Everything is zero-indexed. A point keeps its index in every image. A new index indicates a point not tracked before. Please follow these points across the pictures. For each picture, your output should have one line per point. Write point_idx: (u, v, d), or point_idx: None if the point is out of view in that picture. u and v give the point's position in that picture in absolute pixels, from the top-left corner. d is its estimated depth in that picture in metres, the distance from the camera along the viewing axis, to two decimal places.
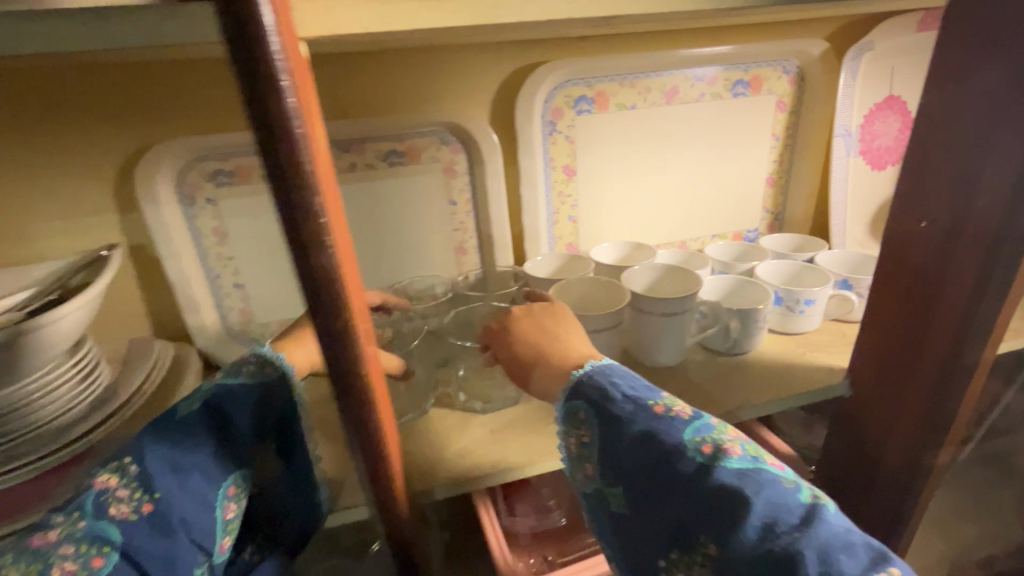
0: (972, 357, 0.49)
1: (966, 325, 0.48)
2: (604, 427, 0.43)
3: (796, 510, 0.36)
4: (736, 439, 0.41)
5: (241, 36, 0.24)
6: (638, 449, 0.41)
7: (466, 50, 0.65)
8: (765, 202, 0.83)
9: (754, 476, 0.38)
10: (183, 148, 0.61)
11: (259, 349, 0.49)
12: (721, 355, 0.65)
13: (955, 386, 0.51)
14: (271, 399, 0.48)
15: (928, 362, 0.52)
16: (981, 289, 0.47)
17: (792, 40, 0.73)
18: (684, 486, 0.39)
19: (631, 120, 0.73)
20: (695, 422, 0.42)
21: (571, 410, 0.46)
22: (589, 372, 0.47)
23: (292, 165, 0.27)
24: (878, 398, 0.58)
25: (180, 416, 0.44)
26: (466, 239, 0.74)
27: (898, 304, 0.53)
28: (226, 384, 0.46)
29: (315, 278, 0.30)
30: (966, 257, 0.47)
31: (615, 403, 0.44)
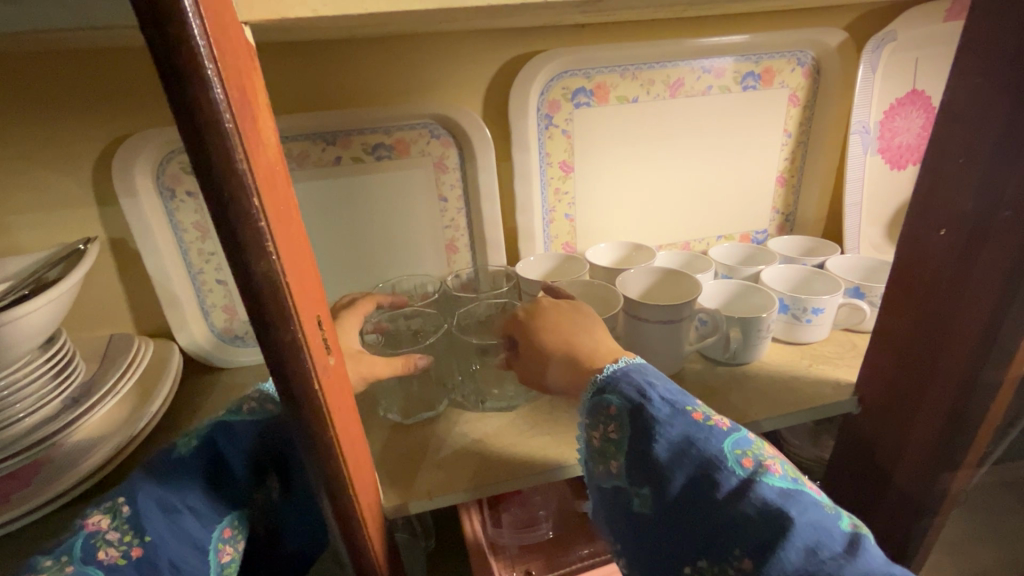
0: (993, 374, 0.45)
1: (997, 323, 0.43)
2: (637, 426, 0.40)
3: (840, 537, 0.33)
4: (776, 457, 0.38)
5: (154, 18, 0.21)
6: (674, 453, 0.38)
7: (456, 38, 0.61)
8: (775, 202, 0.79)
9: (797, 496, 0.35)
10: (161, 139, 0.59)
11: (261, 385, 0.48)
12: (720, 365, 0.62)
13: (979, 395, 0.47)
14: (272, 436, 0.45)
15: (943, 377, 0.48)
16: (1005, 302, 0.43)
17: (807, 29, 0.69)
18: (721, 499, 0.35)
19: (633, 113, 0.69)
20: (734, 434, 0.39)
21: (601, 403, 0.43)
22: (625, 368, 0.44)
23: (225, 164, 0.25)
24: (890, 403, 0.53)
25: (177, 453, 0.41)
26: (457, 236, 0.71)
27: (916, 309, 0.48)
28: (225, 421, 0.44)
29: (256, 285, 0.28)
30: (990, 266, 0.43)
31: (652, 402, 0.40)
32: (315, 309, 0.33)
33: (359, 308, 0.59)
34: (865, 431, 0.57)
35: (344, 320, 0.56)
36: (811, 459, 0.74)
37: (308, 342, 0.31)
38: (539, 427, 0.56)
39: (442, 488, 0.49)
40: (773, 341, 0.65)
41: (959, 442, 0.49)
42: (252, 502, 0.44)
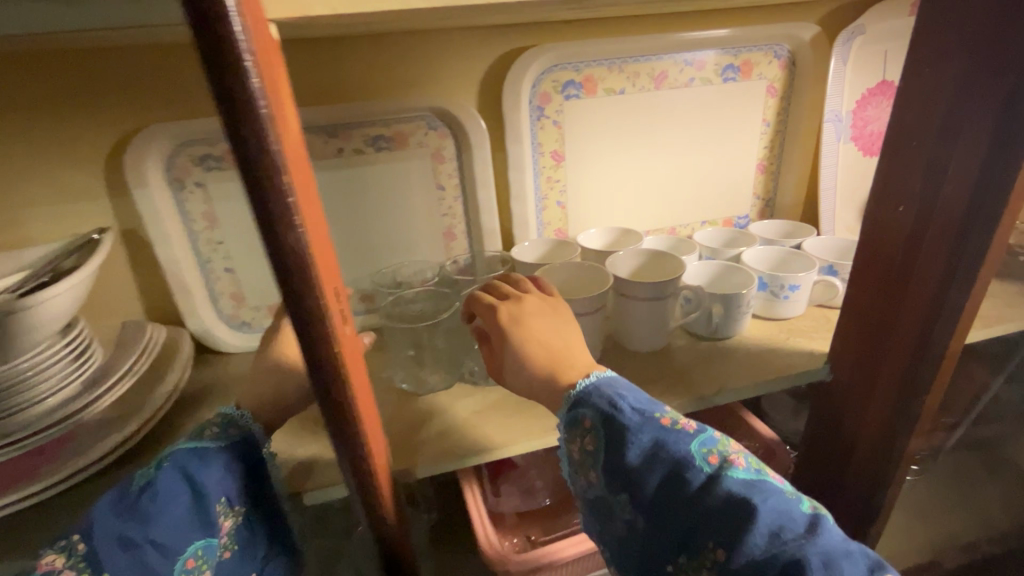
0: (941, 348, 0.49)
1: (940, 300, 0.48)
2: (609, 437, 0.42)
3: (802, 519, 0.37)
4: (740, 451, 0.42)
5: (203, 17, 0.24)
6: (646, 458, 0.41)
7: (451, 34, 0.65)
8: (755, 188, 0.83)
9: (760, 485, 0.39)
10: (171, 132, 0.61)
11: (221, 410, 0.48)
12: (704, 340, 0.65)
13: (927, 367, 0.51)
14: (235, 460, 0.45)
15: (901, 347, 0.52)
16: (951, 273, 0.47)
17: (781, 24, 0.73)
18: (692, 497, 0.39)
19: (620, 104, 0.72)
20: (701, 434, 0.42)
21: (575, 416, 0.44)
22: (596, 382, 0.46)
23: (259, 148, 0.28)
24: (856, 378, 0.57)
25: (134, 488, 0.42)
26: (454, 224, 0.74)
27: (880, 288, 0.53)
28: (183, 451, 0.44)
29: (284, 254, 0.31)
30: (936, 241, 0.47)
31: (622, 412, 0.43)
32: (332, 282, 0.36)
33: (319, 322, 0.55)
34: (837, 399, 0.61)
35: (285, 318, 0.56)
36: (792, 432, 0.79)
37: (328, 313, 0.34)
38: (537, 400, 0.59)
39: (446, 455, 0.53)
40: (753, 318, 0.69)
41: (913, 414, 0.53)
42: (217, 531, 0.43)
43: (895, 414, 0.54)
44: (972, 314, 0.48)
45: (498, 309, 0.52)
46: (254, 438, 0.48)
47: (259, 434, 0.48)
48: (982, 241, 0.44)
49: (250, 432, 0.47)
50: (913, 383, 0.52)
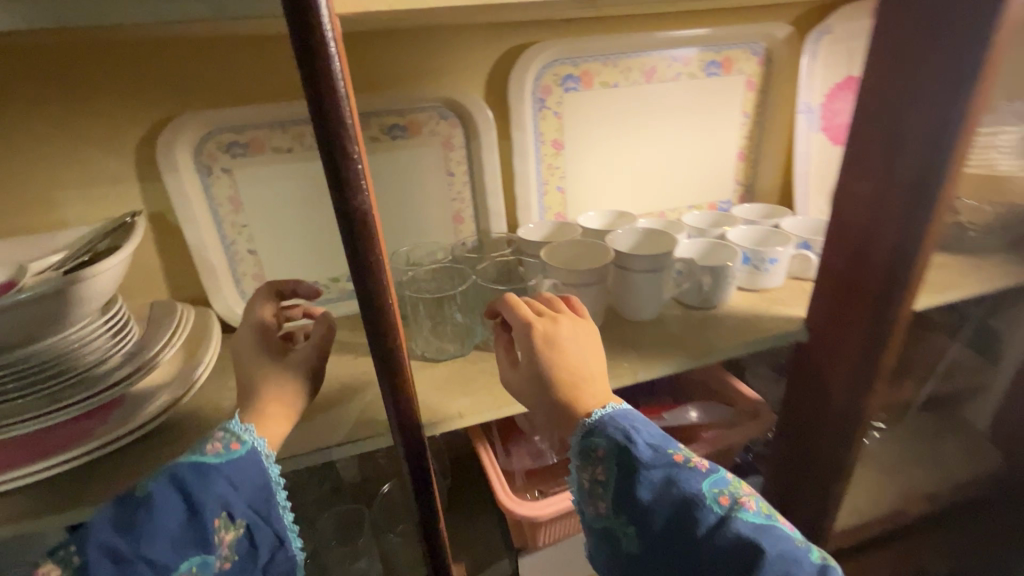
0: (893, 312, 0.57)
1: (894, 265, 0.55)
2: (623, 470, 0.48)
3: (805, 565, 0.43)
4: (751, 494, 0.48)
5: (299, 11, 0.30)
6: (659, 495, 0.47)
7: (462, 30, 0.70)
8: (737, 175, 0.90)
9: (768, 529, 0.45)
10: (199, 121, 0.65)
11: (228, 424, 0.48)
12: (695, 310, 0.72)
13: (885, 328, 0.58)
14: (236, 476, 0.46)
15: (863, 310, 0.59)
16: (904, 241, 0.53)
17: (758, 24, 0.81)
18: (703, 535, 0.45)
19: (614, 97, 0.79)
20: (712, 475, 0.48)
21: (589, 448, 0.49)
22: (612, 414, 0.50)
23: (335, 117, 0.34)
24: (827, 341, 0.64)
25: (133, 501, 0.43)
26: (463, 208, 0.79)
27: (846, 259, 0.59)
28: (185, 465, 0.45)
29: (351, 211, 0.37)
30: (891, 211, 0.53)
31: (637, 447, 0.48)
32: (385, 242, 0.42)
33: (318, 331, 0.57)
34: (812, 362, 0.67)
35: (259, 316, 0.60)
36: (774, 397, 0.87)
37: (384, 266, 0.40)
38: None
39: (471, 409, 0.57)
40: (738, 290, 0.76)
41: (873, 372, 0.60)
42: (213, 548, 0.44)
43: (859, 373, 0.61)
44: (922, 278, 0.55)
45: (531, 327, 0.54)
46: (258, 452, 0.48)
47: (264, 450, 0.48)
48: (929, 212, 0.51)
49: (256, 446, 0.48)
50: (876, 343, 0.59)
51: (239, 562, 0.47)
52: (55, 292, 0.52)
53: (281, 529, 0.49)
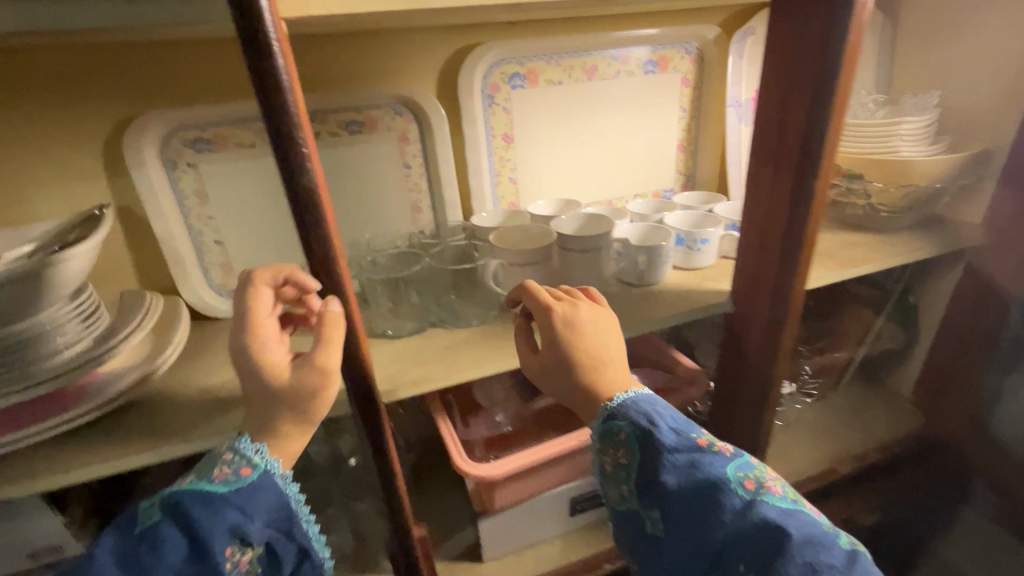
0: (791, 284, 0.60)
1: (786, 241, 0.58)
2: (645, 452, 0.54)
3: (829, 548, 0.47)
4: (776, 480, 0.52)
5: (245, 12, 0.36)
6: (684, 476, 0.52)
7: (412, 32, 0.76)
8: (678, 165, 0.97)
9: (795, 514, 0.49)
10: (164, 118, 0.69)
11: (237, 444, 0.49)
12: (634, 288, 0.78)
13: (781, 301, 0.62)
14: (247, 501, 0.47)
15: (765, 282, 0.63)
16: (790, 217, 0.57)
17: (688, 25, 0.88)
18: (729, 517, 0.50)
19: (559, 93, 0.85)
20: (736, 459, 0.53)
21: (614, 431, 0.56)
22: (634, 398, 0.56)
23: (281, 103, 0.39)
24: (743, 314, 0.68)
25: (143, 530, 0.44)
26: (421, 198, 0.84)
27: (754, 235, 0.63)
28: (195, 493, 0.45)
29: (298, 188, 0.42)
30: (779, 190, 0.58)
31: (659, 431, 0.54)
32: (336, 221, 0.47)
33: (328, 339, 0.49)
34: (736, 333, 0.71)
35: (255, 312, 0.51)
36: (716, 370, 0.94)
37: (332, 239, 0.45)
38: (495, 336, 0.70)
39: (424, 378, 0.63)
40: (675, 269, 0.83)
41: (777, 343, 0.65)
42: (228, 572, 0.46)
43: (768, 343, 0.65)
44: (812, 251, 0.58)
45: (552, 309, 0.59)
46: (271, 475, 0.49)
47: (278, 469, 0.49)
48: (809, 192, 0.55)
49: (270, 467, 0.49)
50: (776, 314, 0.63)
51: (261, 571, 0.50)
52: (25, 277, 0.54)
53: (298, 541, 0.51)
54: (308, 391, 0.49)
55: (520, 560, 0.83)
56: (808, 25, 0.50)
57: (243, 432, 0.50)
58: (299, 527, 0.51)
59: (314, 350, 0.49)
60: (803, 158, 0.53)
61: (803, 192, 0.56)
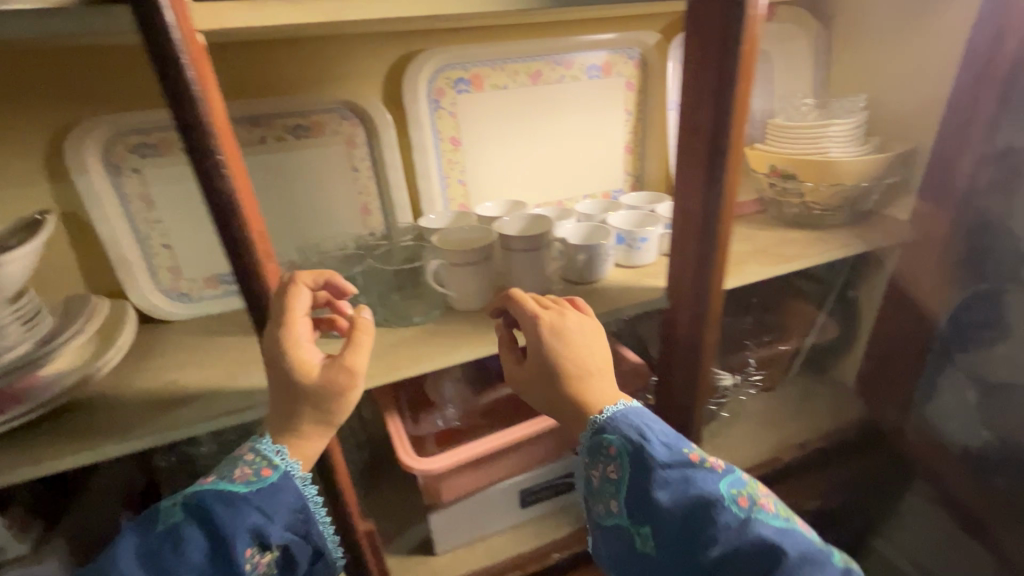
0: (710, 280, 0.63)
1: (703, 240, 0.62)
2: (637, 468, 0.55)
3: (817, 561, 0.50)
4: (767, 497, 0.55)
5: (151, 29, 0.38)
6: (680, 495, 0.53)
7: (355, 41, 0.79)
8: (626, 166, 1.00)
9: (786, 530, 0.52)
10: (107, 124, 0.70)
11: (260, 446, 0.52)
12: (576, 285, 0.81)
13: (703, 296, 0.65)
14: (268, 505, 0.50)
15: (688, 279, 0.66)
16: (705, 219, 0.60)
17: (629, 32, 0.91)
18: (725, 535, 0.51)
19: (504, 97, 0.88)
20: (729, 476, 0.54)
21: (605, 445, 0.57)
22: (625, 413, 0.58)
23: (192, 112, 0.41)
24: (673, 309, 0.71)
25: (172, 528, 0.48)
26: (370, 201, 0.86)
27: (677, 235, 0.65)
28: (221, 494, 0.49)
29: (215, 193, 0.43)
30: (694, 192, 0.61)
31: (652, 448, 0.55)
32: (260, 225, 0.49)
33: (359, 344, 0.53)
34: (669, 329, 0.73)
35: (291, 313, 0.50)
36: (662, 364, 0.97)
37: (253, 241, 0.47)
38: (436, 334, 0.72)
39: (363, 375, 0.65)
40: (617, 267, 0.86)
41: (703, 336, 0.68)
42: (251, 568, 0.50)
43: (695, 337, 0.68)
44: (727, 248, 0.61)
45: (540, 319, 0.61)
46: (291, 477, 0.52)
47: (299, 472, 0.53)
48: (718, 194, 0.58)
49: (290, 470, 0.52)
50: (699, 309, 0.66)
51: (281, 566, 0.54)
52: None
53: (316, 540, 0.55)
54: (338, 391, 0.51)
55: (472, 552, 0.85)
56: (703, 37, 0.53)
57: (264, 434, 0.53)
58: (316, 528, 0.55)
59: (342, 353, 0.51)
60: (710, 159, 0.57)
61: (714, 194, 0.59)
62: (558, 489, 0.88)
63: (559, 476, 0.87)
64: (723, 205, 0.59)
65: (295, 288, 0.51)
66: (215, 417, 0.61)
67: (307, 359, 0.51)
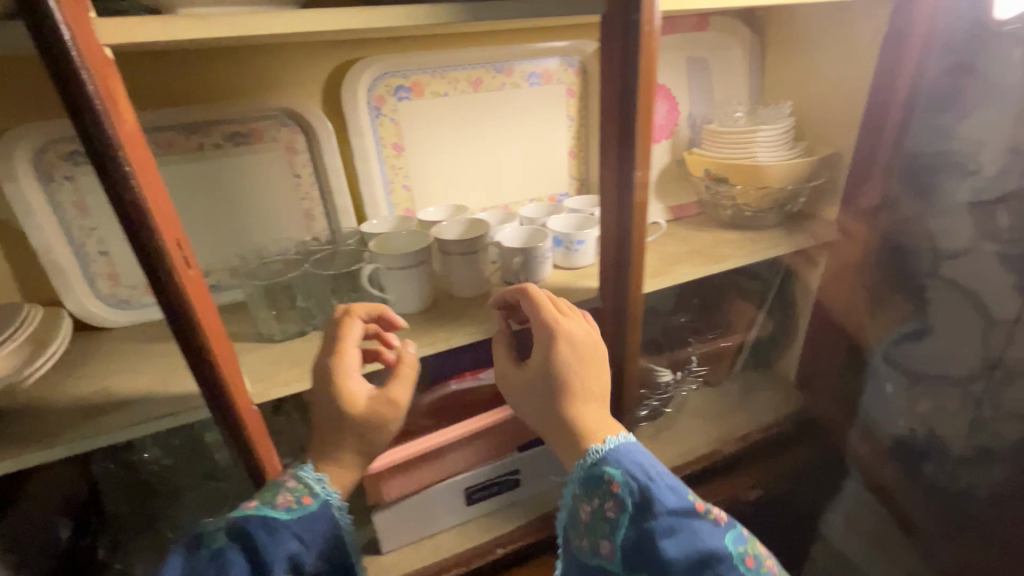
0: (629, 281, 0.66)
1: (621, 242, 0.64)
2: (640, 512, 0.53)
3: None
4: (766, 555, 0.54)
5: (48, 47, 0.39)
6: (687, 549, 0.51)
7: (292, 50, 0.81)
8: (570, 170, 1.03)
9: None
10: (37, 132, 0.70)
11: (304, 476, 0.58)
12: (515, 286, 0.84)
13: (624, 295, 0.68)
14: (305, 531, 0.57)
15: (611, 279, 0.69)
16: (621, 221, 0.63)
17: (567, 40, 0.94)
18: None
19: (445, 104, 0.90)
20: (732, 531, 0.53)
21: (608, 484, 0.54)
22: (629, 450, 0.55)
23: (95, 125, 0.42)
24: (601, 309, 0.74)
25: (217, 550, 0.52)
26: (313, 206, 0.87)
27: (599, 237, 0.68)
28: (266, 520, 0.54)
29: (124, 204, 0.44)
30: (610, 197, 0.64)
31: (658, 492, 0.53)
32: (176, 235, 0.50)
33: (403, 375, 0.63)
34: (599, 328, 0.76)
35: (344, 344, 0.62)
36: None
37: (166, 250, 0.48)
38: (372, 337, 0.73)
39: (295, 378, 0.66)
40: (557, 268, 0.88)
41: (627, 334, 0.71)
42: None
43: (621, 335, 0.71)
44: (643, 250, 0.64)
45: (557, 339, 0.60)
46: (329, 505, 0.59)
47: (334, 501, 0.60)
48: (630, 198, 0.61)
49: (328, 499, 0.59)
50: (623, 308, 0.69)
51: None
52: None
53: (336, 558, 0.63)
54: (376, 422, 0.60)
55: (418, 550, 0.87)
56: (609, 50, 0.56)
57: (307, 463, 0.60)
58: (338, 549, 0.62)
59: (386, 387, 0.61)
60: (621, 166, 0.60)
61: (626, 198, 0.62)
62: (503, 486, 0.91)
63: (503, 473, 0.89)
64: (635, 209, 0.62)
65: (350, 321, 0.64)
66: (165, 416, 0.62)
67: (358, 391, 0.61)
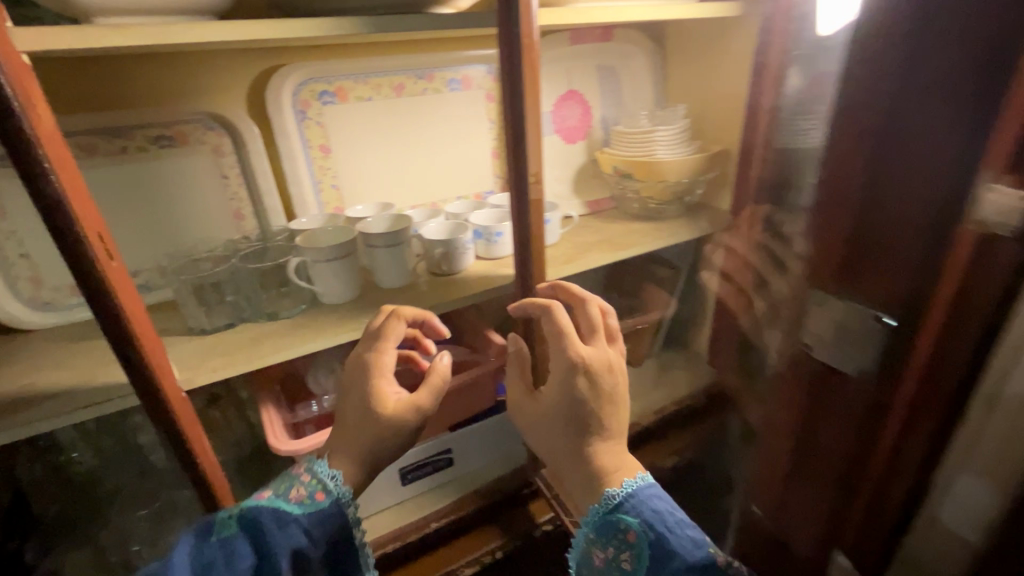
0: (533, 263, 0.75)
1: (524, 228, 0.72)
2: (653, 562, 0.53)
3: None
4: None
5: None
6: None
7: (216, 58, 0.84)
8: (494, 169, 1.11)
9: None
10: None
11: (319, 470, 0.59)
12: (439, 276, 0.90)
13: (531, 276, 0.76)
14: (315, 525, 0.57)
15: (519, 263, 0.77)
16: (522, 210, 0.71)
17: (483, 50, 1.03)
18: None
19: (369, 108, 0.95)
20: None
21: (624, 529, 0.55)
22: (646, 493, 0.57)
23: (13, 126, 0.45)
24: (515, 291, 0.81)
25: (226, 535, 0.53)
26: (242, 206, 0.91)
27: None
28: (277, 509, 0.55)
29: (45, 199, 0.48)
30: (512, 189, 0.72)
31: (670, 538, 0.53)
32: (97, 228, 0.53)
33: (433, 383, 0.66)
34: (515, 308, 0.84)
35: (382, 347, 0.65)
36: None
37: (87, 241, 0.51)
38: (301, 326, 0.78)
39: (225, 365, 0.70)
40: (479, 259, 0.96)
41: None
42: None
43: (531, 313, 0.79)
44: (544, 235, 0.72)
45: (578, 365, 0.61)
46: (342, 503, 0.59)
47: (348, 500, 0.60)
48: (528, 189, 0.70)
49: (342, 497, 0.59)
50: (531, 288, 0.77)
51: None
52: None
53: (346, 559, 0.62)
54: (402, 428, 0.62)
55: None
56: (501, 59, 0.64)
57: (322, 458, 0.60)
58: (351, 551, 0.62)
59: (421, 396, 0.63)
60: (517, 160, 0.68)
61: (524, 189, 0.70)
62: (437, 465, 0.97)
63: (435, 453, 0.95)
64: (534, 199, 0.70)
65: (394, 323, 0.67)
66: (97, 403, 0.65)
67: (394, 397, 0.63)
